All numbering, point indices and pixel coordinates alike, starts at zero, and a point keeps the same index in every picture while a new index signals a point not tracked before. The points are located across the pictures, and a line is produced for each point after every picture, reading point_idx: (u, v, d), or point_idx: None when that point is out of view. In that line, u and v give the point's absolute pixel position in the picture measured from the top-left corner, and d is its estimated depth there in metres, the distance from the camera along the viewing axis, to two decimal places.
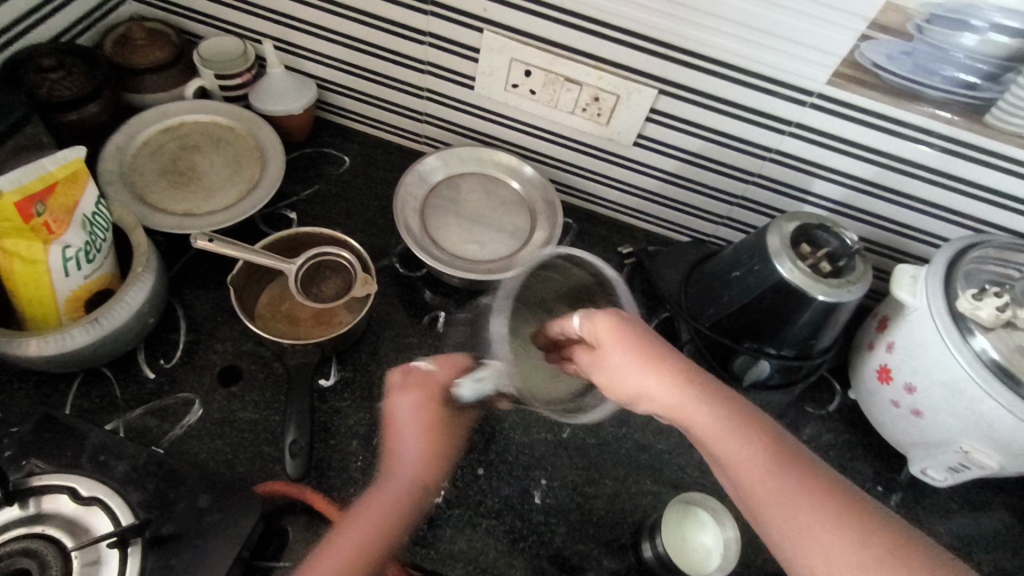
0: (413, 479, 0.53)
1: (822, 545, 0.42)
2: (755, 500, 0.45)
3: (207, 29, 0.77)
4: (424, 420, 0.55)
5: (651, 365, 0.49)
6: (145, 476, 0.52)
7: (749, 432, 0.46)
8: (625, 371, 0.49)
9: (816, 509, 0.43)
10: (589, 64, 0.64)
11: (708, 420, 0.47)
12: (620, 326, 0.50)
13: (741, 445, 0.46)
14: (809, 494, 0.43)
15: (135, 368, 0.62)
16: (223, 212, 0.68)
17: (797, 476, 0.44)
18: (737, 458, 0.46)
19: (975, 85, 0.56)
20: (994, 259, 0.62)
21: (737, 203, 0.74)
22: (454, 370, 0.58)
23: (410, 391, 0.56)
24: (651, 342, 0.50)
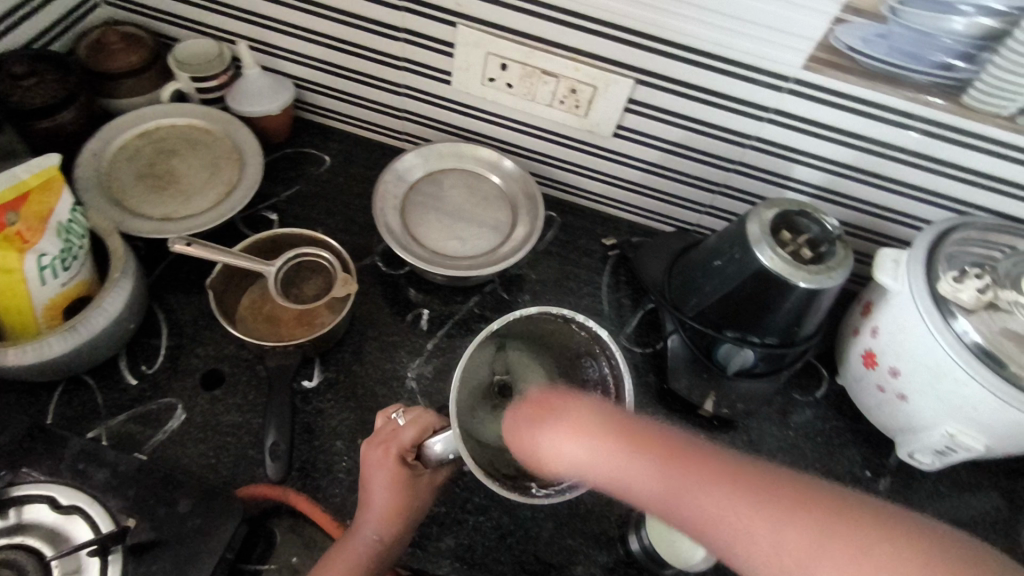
0: (370, 534, 0.52)
1: (747, 528, 0.38)
2: (671, 507, 0.41)
3: (182, 31, 0.77)
4: (386, 478, 0.53)
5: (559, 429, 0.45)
6: (125, 483, 0.52)
7: (638, 449, 0.43)
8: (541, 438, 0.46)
9: (727, 496, 0.39)
10: (565, 55, 0.64)
11: (593, 450, 0.44)
12: (529, 405, 0.48)
13: (639, 467, 0.42)
14: (717, 483, 0.40)
15: (117, 375, 0.62)
16: (201, 215, 0.68)
17: (700, 470, 0.40)
18: (633, 480, 0.42)
19: (951, 66, 0.55)
20: (976, 240, 0.61)
21: (719, 190, 0.73)
22: (420, 430, 0.55)
23: (376, 449, 0.55)
24: (551, 404, 0.47)
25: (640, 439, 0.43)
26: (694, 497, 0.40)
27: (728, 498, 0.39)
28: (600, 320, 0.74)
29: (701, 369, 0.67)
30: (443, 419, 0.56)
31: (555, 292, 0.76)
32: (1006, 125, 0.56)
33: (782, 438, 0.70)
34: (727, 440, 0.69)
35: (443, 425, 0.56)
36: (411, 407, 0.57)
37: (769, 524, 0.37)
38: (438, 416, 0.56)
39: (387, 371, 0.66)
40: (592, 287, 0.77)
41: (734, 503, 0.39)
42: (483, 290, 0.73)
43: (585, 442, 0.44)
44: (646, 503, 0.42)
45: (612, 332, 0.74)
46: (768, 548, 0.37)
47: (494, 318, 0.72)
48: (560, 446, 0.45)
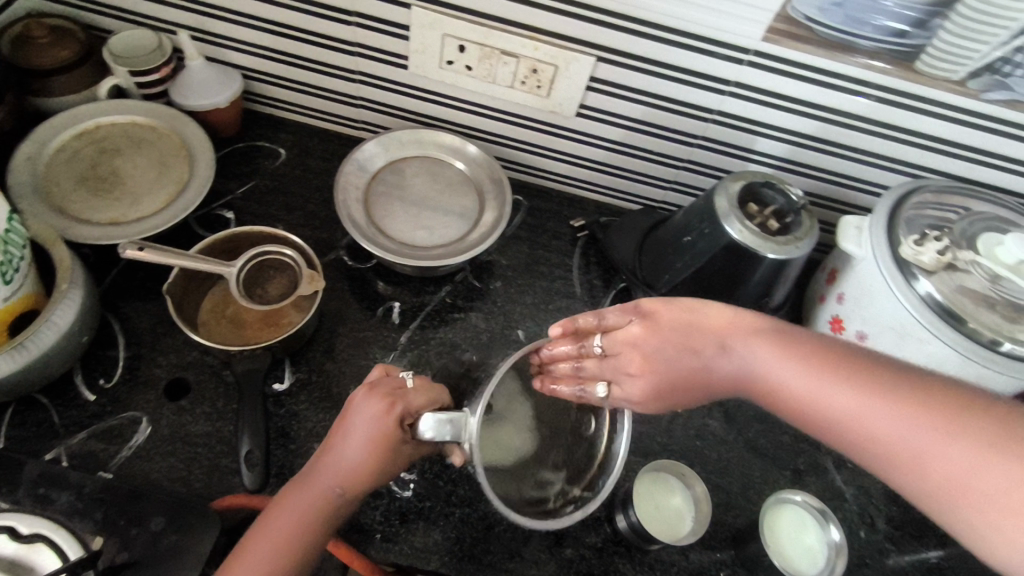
0: (334, 488, 0.49)
1: (921, 455, 0.39)
2: (862, 427, 0.42)
3: (115, 22, 0.72)
4: (377, 430, 0.50)
5: (676, 337, 0.51)
6: (93, 505, 0.49)
7: (802, 354, 0.46)
8: (631, 376, 0.52)
9: (889, 409, 0.41)
10: (523, 35, 0.62)
11: (747, 377, 0.49)
12: (630, 309, 0.54)
13: (753, 357, 0.48)
14: (862, 385, 0.43)
15: (74, 392, 0.59)
16: (152, 218, 0.64)
17: (842, 372, 0.44)
18: (809, 397, 0.45)
19: (905, 33, 0.56)
20: (931, 203, 0.63)
21: (684, 166, 0.74)
22: (427, 399, 0.53)
23: (377, 399, 0.51)
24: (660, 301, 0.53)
25: (786, 339, 0.48)
26: (899, 431, 0.40)
27: (891, 416, 0.41)
28: (573, 302, 0.74)
29: None
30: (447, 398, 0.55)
31: (527, 277, 0.75)
32: (957, 90, 0.58)
33: None
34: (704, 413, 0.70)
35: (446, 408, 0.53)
36: (422, 376, 0.55)
37: (1012, 514, 0.35)
38: (445, 396, 0.54)
39: (361, 367, 0.65)
40: (564, 269, 0.76)
41: (923, 427, 0.39)
42: (453, 279, 0.72)
43: (769, 352, 0.48)
44: (814, 429, 0.45)
45: (586, 313, 0.73)
46: (910, 438, 0.40)
47: (467, 307, 0.71)
48: (654, 371, 0.52)
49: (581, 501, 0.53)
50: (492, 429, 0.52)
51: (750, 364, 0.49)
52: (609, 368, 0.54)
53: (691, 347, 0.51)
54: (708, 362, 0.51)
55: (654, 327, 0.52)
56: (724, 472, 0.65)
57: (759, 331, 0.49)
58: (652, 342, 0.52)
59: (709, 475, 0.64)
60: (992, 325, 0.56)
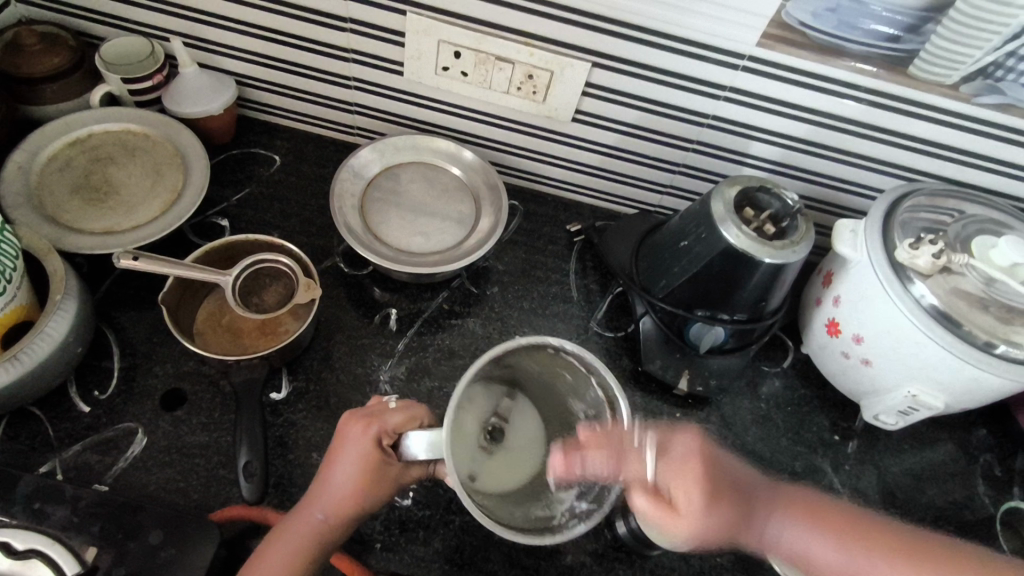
0: (318, 515, 0.51)
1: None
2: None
3: (106, 29, 0.71)
4: (357, 454, 0.51)
5: (696, 480, 0.47)
6: (89, 519, 0.49)
7: (798, 513, 0.49)
8: (697, 533, 0.46)
9: (896, 570, 0.44)
10: (518, 40, 0.62)
11: (762, 505, 0.49)
12: (670, 446, 0.49)
13: (748, 484, 0.50)
14: (844, 545, 0.46)
15: (68, 403, 0.58)
16: (146, 226, 0.64)
17: (830, 528, 0.47)
18: (818, 556, 0.47)
19: (898, 37, 0.57)
20: (926, 207, 0.63)
21: (679, 170, 0.74)
22: (407, 418, 0.53)
23: (355, 424, 0.53)
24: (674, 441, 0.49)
25: (788, 498, 0.50)
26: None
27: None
28: (571, 307, 0.74)
29: (674, 350, 0.68)
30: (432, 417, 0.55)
31: (524, 282, 0.75)
32: (951, 94, 0.58)
33: (754, 410, 0.72)
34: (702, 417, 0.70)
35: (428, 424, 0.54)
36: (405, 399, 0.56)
37: None
38: (428, 413, 0.55)
39: (359, 375, 0.65)
40: (561, 274, 0.76)
41: (891, 573, 0.44)
42: (450, 285, 0.72)
43: (769, 495, 0.50)
44: (812, 572, 0.48)
45: (584, 318, 0.73)
46: None
47: (464, 314, 0.71)
48: (681, 502, 0.47)
49: (585, 514, 0.51)
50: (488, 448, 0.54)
51: (761, 531, 0.49)
52: (662, 517, 0.47)
53: (720, 496, 0.47)
54: (737, 520, 0.48)
55: (674, 444, 0.49)
56: None
57: (749, 502, 0.49)
58: (700, 503, 0.46)
59: None
60: (988, 328, 0.57)
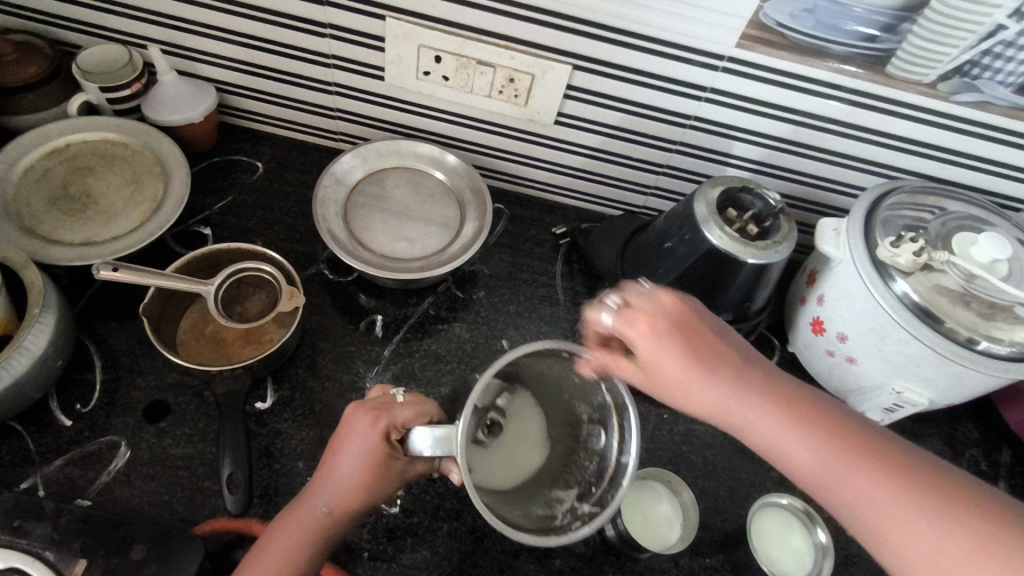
0: (320, 507, 0.50)
1: (873, 506, 0.41)
2: (822, 483, 0.43)
3: (83, 37, 0.71)
4: (362, 448, 0.50)
5: (686, 354, 0.49)
6: (70, 535, 0.48)
7: (777, 402, 0.47)
8: (664, 356, 0.49)
9: (865, 478, 0.42)
10: (499, 44, 0.62)
11: (739, 395, 0.47)
12: (667, 308, 0.51)
13: (732, 394, 0.47)
14: (819, 440, 0.44)
15: (49, 418, 0.57)
16: (126, 237, 0.63)
17: (807, 421, 0.45)
18: (801, 457, 0.44)
19: (875, 37, 0.57)
20: (907, 204, 0.64)
21: (663, 171, 0.74)
22: (416, 413, 0.51)
23: (364, 417, 0.51)
24: (679, 323, 0.50)
25: (774, 389, 0.47)
26: (846, 483, 0.42)
27: (911, 504, 0.40)
28: (557, 309, 0.74)
29: None
30: (442, 411, 0.53)
31: (510, 285, 0.75)
32: (928, 92, 0.59)
33: None
34: None
35: (439, 418, 0.52)
36: (416, 392, 0.54)
37: (896, 525, 0.40)
38: (438, 407, 0.53)
39: (345, 382, 0.64)
40: (547, 277, 0.76)
41: (881, 483, 0.41)
42: (436, 290, 0.72)
43: (755, 401, 0.47)
44: (775, 460, 0.46)
45: (571, 321, 0.73)
46: (904, 534, 0.40)
47: (450, 318, 0.70)
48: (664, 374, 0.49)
49: (588, 516, 0.49)
50: (484, 453, 0.53)
51: (744, 419, 0.47)
52: (631, 330, 0.50)
53: (709, 359, 0.49)
54: (709, 384, 0.48)
55: (652, 309, 0.51)
56: (710, 477, 0.65)
57: (728, 389, 0.47)
58: (670, 331, 0.49)
59: (696, 480, 0.65)
60: (968, 324, 0.57)
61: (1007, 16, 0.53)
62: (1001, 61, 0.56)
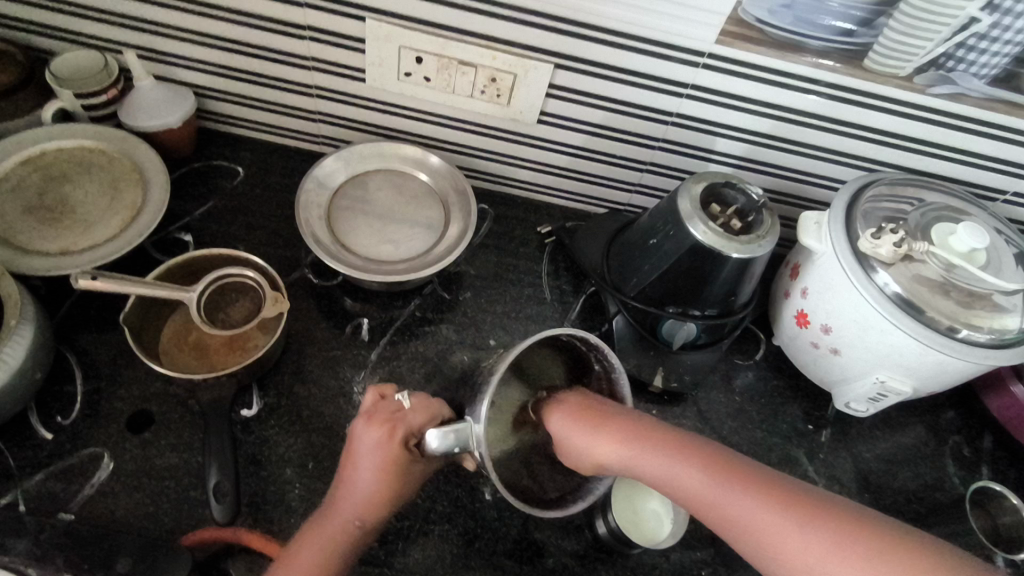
0: (353, 520, 0.51)
1: (795, 551, 0.43)
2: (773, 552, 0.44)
3: (55, 43, 0.69)
4: (383, 459, 0.52)
5: (611, 435, 0.53)
6: (53, 550, 0.47)
7: (691, 458, 0.50)
8: (606, 454, 0.53)
9: (780, 517, 0.45)
10: (479, 44, 0.62)
11: (652, 444, 0.52)
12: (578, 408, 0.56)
13: (620, 446, 0.53)
14: (774, 502, 0.45)
15: (28, 431, 0.56)
16: (105, 245, 0.62)
17: (762, 498, 0.46)
18: (738, 514, 0.46)
19: (852, 32, 0.59)
20: (887, 196, 0.64)
21: (646, 168, 0.74)
22: (428, 416, 0.55)
23: (377, 428, 0.53)
24: (599, 414, 0.55)
25: (689, 449, 0.51)
26: (786, 539, 0.44)
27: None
28: (544, 308, 0.74)
29: (647, 348, 0.68)
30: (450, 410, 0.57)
31: (497, 286, 0.74)
32: (905, 85, 0.60)
33: (729, 403, 0.72)
34: (678, 413, 0.71)
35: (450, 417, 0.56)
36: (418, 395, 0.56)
37: None
38: (447, 407, 0.57)
39: (333, 387, 0.64)
40: (533, 277, 0.76)
41: (832, 550, 0.42)
42: (422, 292, 0.71)
43: (657, 451, 0.52)
44: (708, 515, 0.48)
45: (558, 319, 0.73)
46: None
47: (437, 320, 0.70)
48: (586, 455, 0.54)
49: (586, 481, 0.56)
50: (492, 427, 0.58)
51: (659, 470, 0.51)
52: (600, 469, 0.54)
53: (624, 433, 0.53)
54: (614, 453, 0.53)
55: (573, 426, 0.55)
56: None
57: (654, 452, 0.52)
58: (636, 439, 0.53)
59: None
60: (949, 313, 0.58)
61: (980, 9, 0.54)
62: (974, 53, 0.58)
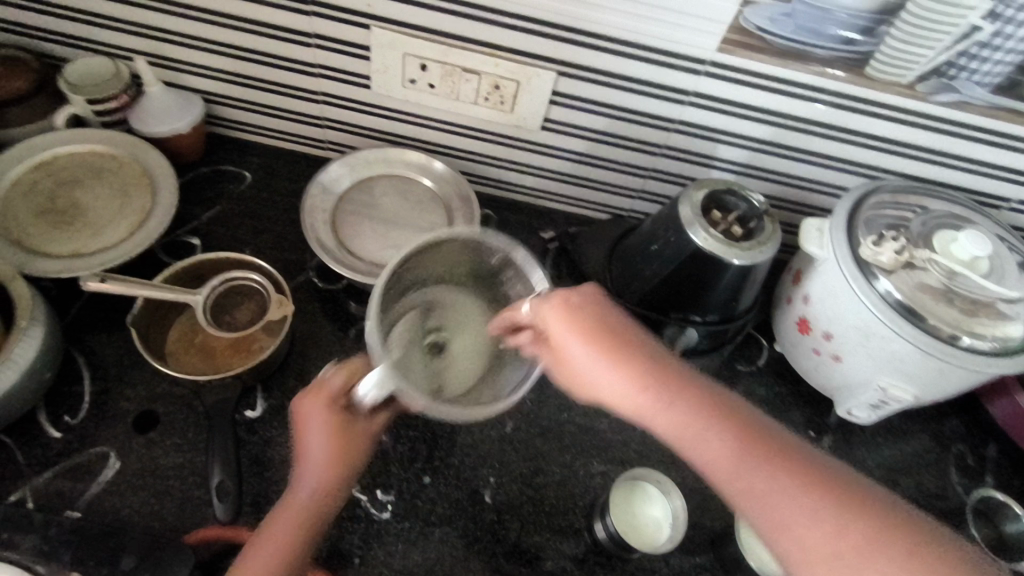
0: (311, 494, 0.50)
1: (800, 522, 0.40)
2: (738, 487, 0.42)
3: (68, 50, 0.71)
4: (323, 427, 0.51)
5: (596, 345, 0.48)
6: (58, 546, 0.48)
7: (674, 382, 0.46)
8: (606, 377, 0.47)
9: (776, 478, 0.42)
10: (483, 52, 0.63)
11: (635, 357, 0.47)
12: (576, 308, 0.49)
13: (598, 356, 0.47)
14: (754, 448, 0.43)
15: (38, 431, 0.57)
16: (114, 249, 0.63)
17: (773, 461, 0.42)
18: (714, 447, 0.43)
19: (853, 41, 0.58)
20: (889, 204, 0.64)
21: (648, 174, 0.75)
22: (351, 374, 0.52)
23: (312, 398, 0.52)
24: (600, 327, 0.48)
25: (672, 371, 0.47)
26: (757, 485, 0.42)
27: (862, 546, 0.39)
28: None
29: None
30: None
31: None
32: (906, 93, 0.60)
33: None
34: None
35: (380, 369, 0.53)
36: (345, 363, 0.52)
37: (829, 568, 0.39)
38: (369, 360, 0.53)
39: None
40: None
41: (802, 505, 0.41)
42: None
43: (638, 371, 0.47)
44: (678, 440, 0.45)
45: None
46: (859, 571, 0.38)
47: None
48: (564, 355, 0.49)
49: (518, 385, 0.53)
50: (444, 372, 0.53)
51: (635, 390, 0.46)
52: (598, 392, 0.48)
53: (608, 345, 0.48)
54: (596, 366, 0.47)
55: (560, 316, 0.49)
56: (700, 477, 0.66)
57: (639, 376, 0.46)
58: (642, 372, 0.46)
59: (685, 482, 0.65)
60: (952, 321, 0.58)
61: (981, 18, 0.54)
62: (976, 62, 0.57)
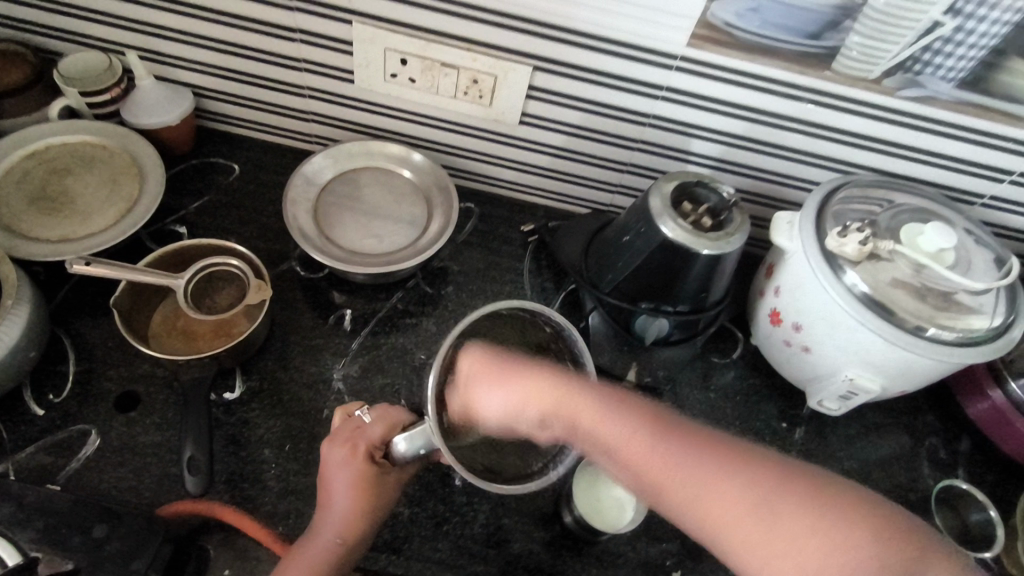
0: (332, 539, 0.53)
1: (722, 503, 0.44)
2: (657, 483, 0.46)
3: (64, 44, 0.73)
4: (352, 476, 0.54)
5: (501, 385, 0.52)
6: (34, 515, 0.50)
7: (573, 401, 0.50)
8: (520, 409, 0.52)
9: (688, 461, 0.46)
10: (460, 47, 0.65)
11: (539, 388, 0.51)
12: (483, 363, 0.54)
13: (508, 395, 0.52)
14: (662, 436, 0.47)
15: (22, 407, 0.59)
16: (100, 235, 0.65)
17: (680, 442, 0.47)
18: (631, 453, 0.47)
19: (818, 35, 0.58)
20: (858, 197, 0.65)
21: (626, 169, 0.76)
22: (388, 426, 0.57)
23: (339, 447, 0.56)
24: (504, 370, 0.53)
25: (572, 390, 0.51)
26: (672, 479, 0.46)
27: (768, 501, 0.43)
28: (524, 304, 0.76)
29: (621, 342, 0.69)
30: (409, 415, 0.59)
31: (479, 281, 0.76)
32: (873, 87, 0.61)
33: (703, 400, 0.73)
34: None
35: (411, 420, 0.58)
36: (379, 407, 0.58)
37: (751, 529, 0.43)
38: (405, 413, 0.58)
39: (313, 374, 0.66)
40: (515, 273, 0.78)
41: (718, 482, 0.44)
42: (405, 285, 0.74)
43: (545, 401, 0.51)
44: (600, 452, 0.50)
45: None
46: (775, 532, 0.42)
47: (418, 313, 0.72)
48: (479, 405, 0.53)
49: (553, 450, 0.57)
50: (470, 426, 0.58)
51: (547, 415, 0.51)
52: (508, 419, 0.53)
53: (511, 381, 0.52)
54: (508, 405, 0.52)
55: (473, 370, 0.54)
56: None
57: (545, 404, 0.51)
58: (551, 397, 0.51)
59: None
60: (915, 312, 0.58)
61: (942, 13, 0.55)
62: (941, 57, 0.58)
